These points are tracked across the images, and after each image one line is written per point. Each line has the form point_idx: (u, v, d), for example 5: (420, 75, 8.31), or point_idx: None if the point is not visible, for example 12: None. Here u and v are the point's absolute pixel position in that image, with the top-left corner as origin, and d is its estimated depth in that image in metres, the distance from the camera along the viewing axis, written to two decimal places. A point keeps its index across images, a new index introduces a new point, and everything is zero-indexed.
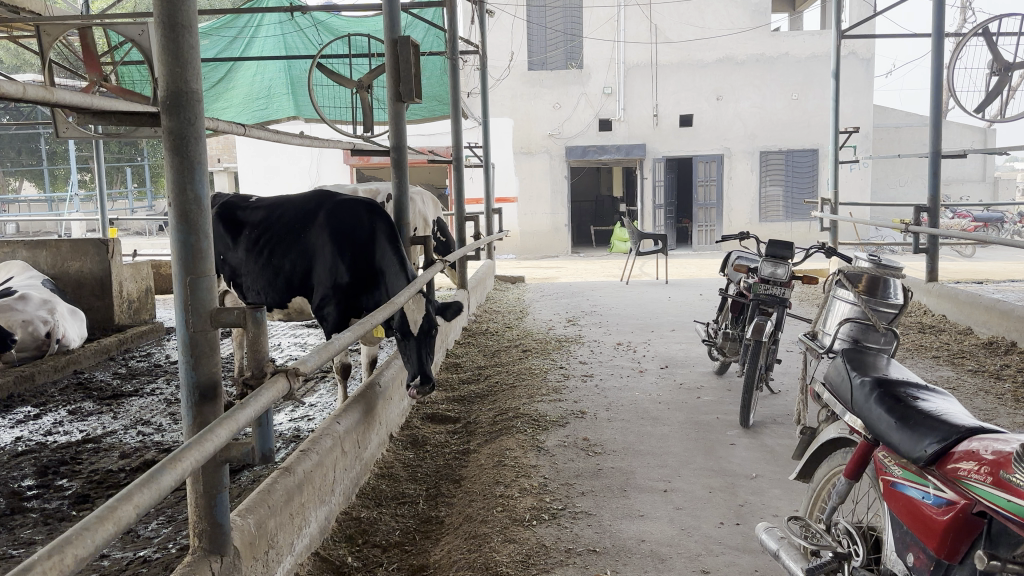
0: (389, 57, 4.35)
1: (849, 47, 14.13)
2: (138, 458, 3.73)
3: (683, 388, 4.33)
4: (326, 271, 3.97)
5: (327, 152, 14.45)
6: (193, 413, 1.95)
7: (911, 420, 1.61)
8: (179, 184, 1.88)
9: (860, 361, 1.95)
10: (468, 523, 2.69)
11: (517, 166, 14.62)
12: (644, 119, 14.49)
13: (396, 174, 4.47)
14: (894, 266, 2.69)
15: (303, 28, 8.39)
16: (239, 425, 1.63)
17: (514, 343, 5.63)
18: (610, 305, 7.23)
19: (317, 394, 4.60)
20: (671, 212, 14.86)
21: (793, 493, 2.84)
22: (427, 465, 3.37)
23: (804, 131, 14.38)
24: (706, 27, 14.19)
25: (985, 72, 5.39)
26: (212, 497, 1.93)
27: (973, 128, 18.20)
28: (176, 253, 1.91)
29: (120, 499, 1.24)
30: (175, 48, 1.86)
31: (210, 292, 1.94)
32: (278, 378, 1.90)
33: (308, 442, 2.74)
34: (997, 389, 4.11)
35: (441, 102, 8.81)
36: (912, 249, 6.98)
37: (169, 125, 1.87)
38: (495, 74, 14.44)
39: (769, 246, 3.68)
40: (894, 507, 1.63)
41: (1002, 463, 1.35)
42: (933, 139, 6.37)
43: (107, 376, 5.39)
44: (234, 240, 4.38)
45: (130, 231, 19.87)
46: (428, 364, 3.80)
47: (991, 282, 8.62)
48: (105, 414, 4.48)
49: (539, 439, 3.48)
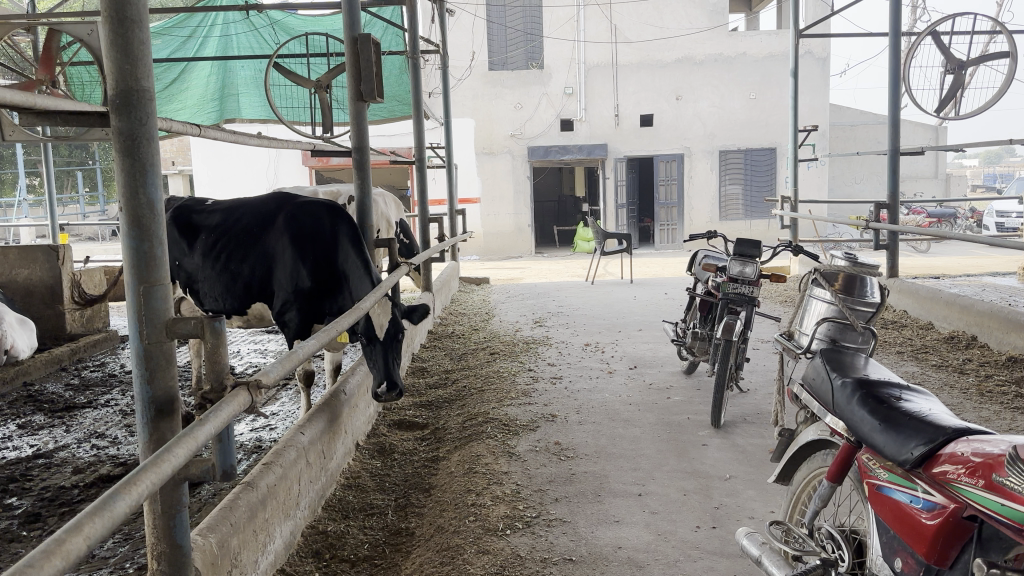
0: (349, 56, 4.24)
1: (806, 46, 14.31)
2: (93, 473, 3.58)
3: (652, 388, 4.30)
4: (287, 276, 3.85)
5: (284, 153, 14.20)
6: (149, 429, 1.85)
7: (896, 421, 1.58)
8: (130, 187, 1.78)
9: (839, 362, 1.92)
10: (440, 535, 2.61)
11: (479, 167, 14.53)
12: (605, 120, 14.52)
13: (358, 175, 4.36)
14: (870, 266, 2.66)
15: (256, 27, 8.23)
16: (199, 443, 1.53)
17: (481, 345, 5.56)
18: (577, 306, 7.19)
19: (278, 403, 4.49)
20: (633, 211, 14.92)
21: (767, 494, 2.82)
22: (395, 474, 3.29)
23: (762, 130, 14.54)
24: (665, 27, 14.27)
25: (938, 70, 5.46)
26: (171, 517, 1.84)
27: (925, 126, 18.62)
28: (128, 260, 1.81)
29: (69, 530, 1.14)
30: (124, 45, 1.76)
31: (165, 300, 1.84)
32: (239, 391, 1.80)
33: (271, 454, 2.64)
34: (962, 383, 4.15)
35: (402, 102, 8.71)
36: (873, 246, 7.04)
37: (119, 126, 1.77)
38: (456, 74, 14.31)
39: (737, 245, 3.64)
40: (880, 512, 1.60)
41: (994, 466, 1.32)
42: (891, 137, 6.43)
43: (59, 388, 5.19)
44: (190, 246, 4.24)
45: (82, 237, 19.38)
46: (395, 370, 3.71)
47: (948, 277, 8.79)
48: (57, 428, 4.30)
49: (510, 444, 3.42)
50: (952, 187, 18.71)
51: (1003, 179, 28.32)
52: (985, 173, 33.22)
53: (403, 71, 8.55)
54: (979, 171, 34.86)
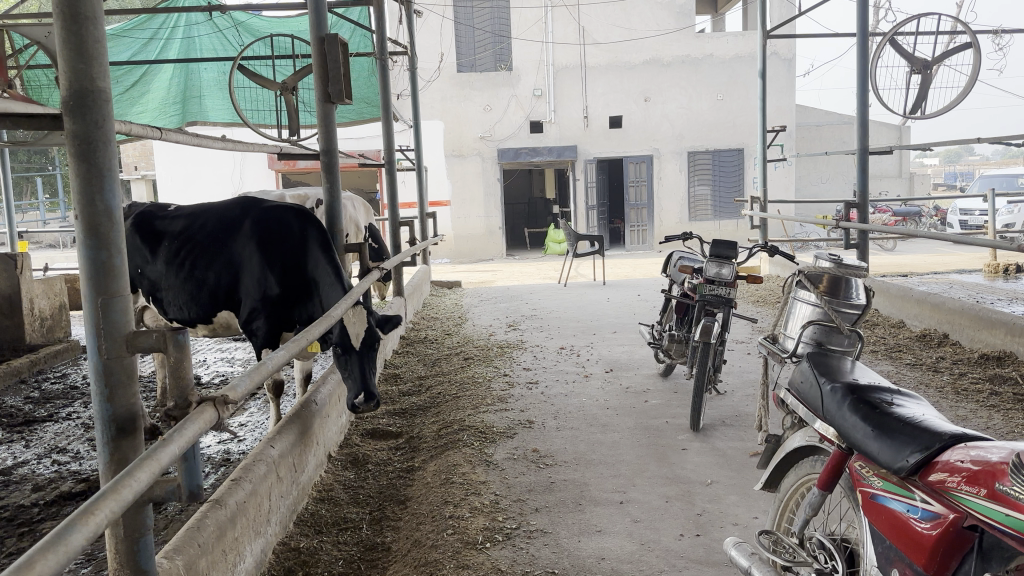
0: (317, 57, 4.13)
1: (772, 47, 14.44)
2: (54, 490, 3.44)
3: (629, 392, 4.25)
4: (254, 283, 3.74)
5: (250, 157, 13.97)
6: (110, 449, 1.74)
7: (889, 428, 1.54)
8: (86, 194, 1.69)
9: (826, 365, 1.88)
10: (417, 550, 2.53)
11: (449, 169, 14.45)
12: (574, 121, 14.50)
13: (328, 178, 4.25)
14: (856, 263, 2.61)
15: (221, 29, 8.06)
16: (162, 465, 1.43)
17: (455, 350, 5.48)
18: (551, 309, 7.14)
19: (247, 413, 4.37)
20: (604, 212, 14.95)
21: (751, 499, 2.77)
22: (369, 486, 3.20)
23: (730, 130, 14.61)
24: (632, 28, 14.30)
25: (904, 69, 5.52)
26: (134, 542, 1.77)
27: (888, 126, 18.93)
28: (84, 270, 1.71)
29: (19, 569, 1.05)
30: (78, 43, 1.66)
31: (125, 314, 1.74)
32: (205, 408, 1.69)
33: (239, 470, 2.54)
34: (937, 382, 4.17)
35: (371, 105, 8.58)
36: (845, 244, 7.05)
37: (72, 128, 1.67)
38: (424, 75, 14.17)
39: (713, 247, 3.60)
40: (874, 521, 1.56)
41: (996, 475, 1.28)
42: (862, 136, 6.41)
43: (19, 401, 5.02)
44: (152, 253, 4.09)
45: (42, 245, 18.89)
46: (369, 381, 3.60)
47: (916, 275, 8.89)
48: (16, 443, 4.14)
49: (486, 453, 3.34)
50: (916, 186, 19.02)
51: (963, 178, 29.02)
52: (950, 171, 33.73)
53: (372, 73, 8.43)
54: (942, 171, 35.68)
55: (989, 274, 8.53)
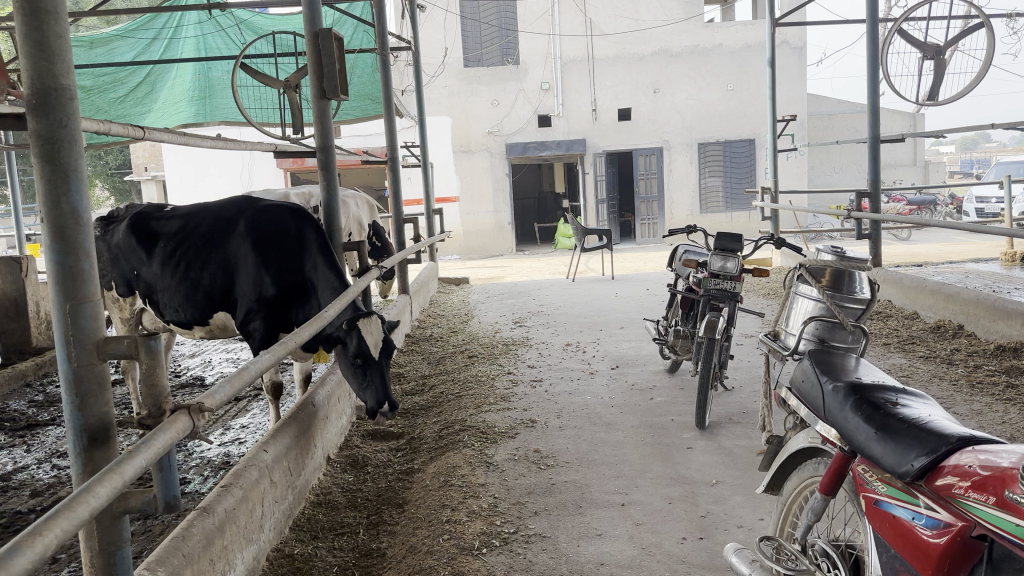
0: (311, 53, 4.05)
1: (782, 35, 14.27)
2: (51, 496, 3.41)
3: (636, 389, 4.17)
4: (250, 284, 3.68)
5: (258, 155, 13.92)
6: (82, 460, 1.68)
7: (893, 429, 1.45)
8: (51, 197, 1.62)
9: (829, 364, 1.79)
10: (413, 556, 2.46)
11: (457, 165, 14.38)
12: (582, 114, 14.39)
13: (325, 176, 4.19)
14: (859, 257, 2.53)
15: (223, 28, 8.03)
16: (125, 478, 1.36)
17: (460, 348, 5.41)
18: (558, 305, 7.06)
19: (248, 415, 4.33)
20: (614, 205, 14.82)
21: (757, 500, 2.69)
22: (368, 489, 3.13)
23: (741, 121, 14.44)
24: (640, 19, 14.15)
25: (915, 55, 5.35)
26: (111, 554, 1.71)
27: (902, 113, 18.69)
28: (51, 276, 1.64)
29: None
30: (39, 39, 1.60)
31: (94, 320, 1.68)
32: (178, 416, 1.63)
33: (230, 476, 2.47)
34: (951, 374, 4.06)
35: (374, 101, 8.51)
36: (856, 235, 6.87)
37: (35, 128, 1.61)
38: (429, 71, 14.11)
39: (717, 239, 3.50)
40: (878, 529, 1.48)
41: (1005, 481, 1.19)
42: (873, 122, 6.26)
43: (23, 404, 5.00)
44: (148, 255, 4.04)
45: None
46: (389, 386, 3.54)
47: (931, 265, 8.74)
48: (17, 448, 4.11)
49: (487, 454, 3.27)
50: (932, 174, 18.77)
51: (981, 166, 28.93)
52: (967, 159, 33.31)
53: (375, 70, 8.38)
54: (957, 159, 35.44)
55: (1006, 262, 8.38)
